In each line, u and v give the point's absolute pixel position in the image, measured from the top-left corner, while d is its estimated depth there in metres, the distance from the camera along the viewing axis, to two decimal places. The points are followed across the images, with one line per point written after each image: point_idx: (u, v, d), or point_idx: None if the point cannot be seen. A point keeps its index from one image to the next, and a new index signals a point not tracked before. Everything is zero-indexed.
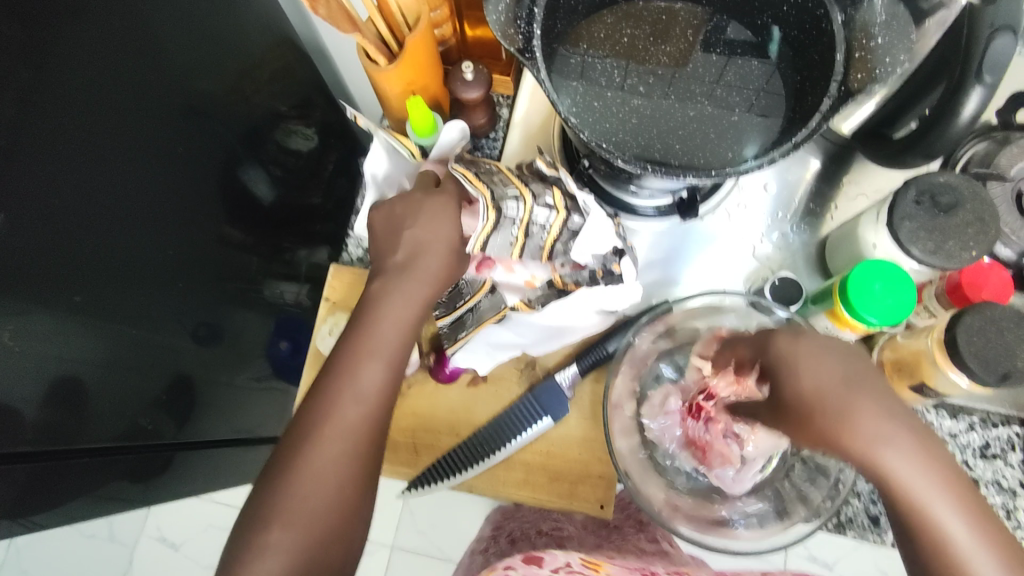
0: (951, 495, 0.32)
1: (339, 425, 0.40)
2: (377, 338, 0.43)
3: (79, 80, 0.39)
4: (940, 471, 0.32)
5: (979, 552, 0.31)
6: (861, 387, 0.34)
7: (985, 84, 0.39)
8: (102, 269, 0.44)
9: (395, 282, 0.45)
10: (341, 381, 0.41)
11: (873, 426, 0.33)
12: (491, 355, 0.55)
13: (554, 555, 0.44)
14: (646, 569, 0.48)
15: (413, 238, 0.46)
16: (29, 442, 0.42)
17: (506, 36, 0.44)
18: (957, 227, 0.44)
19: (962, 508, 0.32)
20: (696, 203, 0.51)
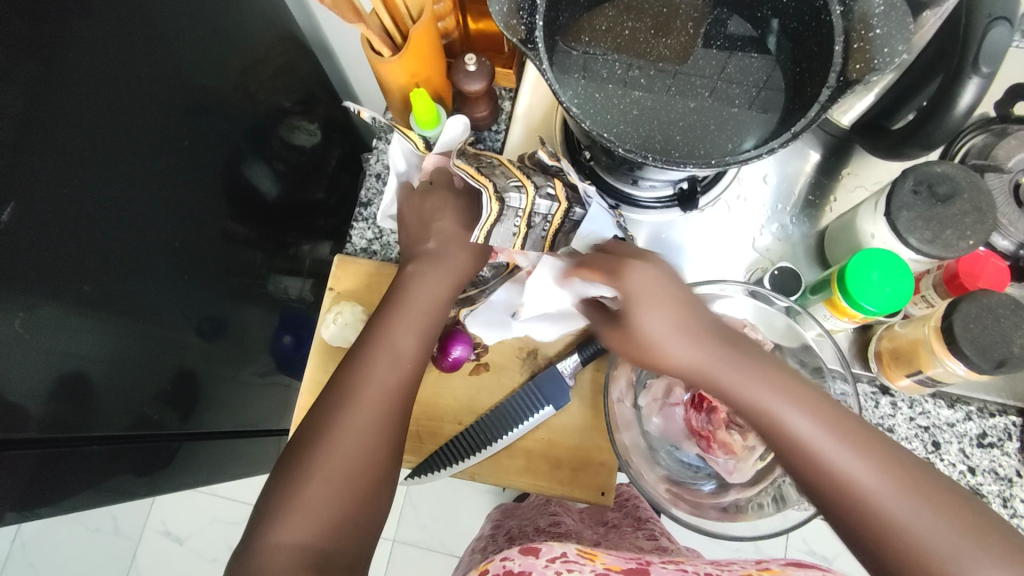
0: (793, 399, 0.35)
1: (377, 386, 0.44)
2: (407, 316, 0.48)
3: (85, 74, 0.40)
4: (768, 377, 0.36)
5: (827, 445, 0.33)
6: (687, 312, 0.38)
7: (982, 75, 0.40)
8: (109, 259, 0.45)
9: (428, 266, 0.51)
10: (377, 349, 0.45)
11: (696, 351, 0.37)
12: (499, 330, 0.56)
13: (552, 545, 0.43)
14: (642, 558, 0.46)
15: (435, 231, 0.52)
16: (35, 429, 0.42)
17: (509, 27, 0.45)
18: (954, 216, 0.45)
19: (805, 408, 0.35)
20: (696, 194, 0.52)
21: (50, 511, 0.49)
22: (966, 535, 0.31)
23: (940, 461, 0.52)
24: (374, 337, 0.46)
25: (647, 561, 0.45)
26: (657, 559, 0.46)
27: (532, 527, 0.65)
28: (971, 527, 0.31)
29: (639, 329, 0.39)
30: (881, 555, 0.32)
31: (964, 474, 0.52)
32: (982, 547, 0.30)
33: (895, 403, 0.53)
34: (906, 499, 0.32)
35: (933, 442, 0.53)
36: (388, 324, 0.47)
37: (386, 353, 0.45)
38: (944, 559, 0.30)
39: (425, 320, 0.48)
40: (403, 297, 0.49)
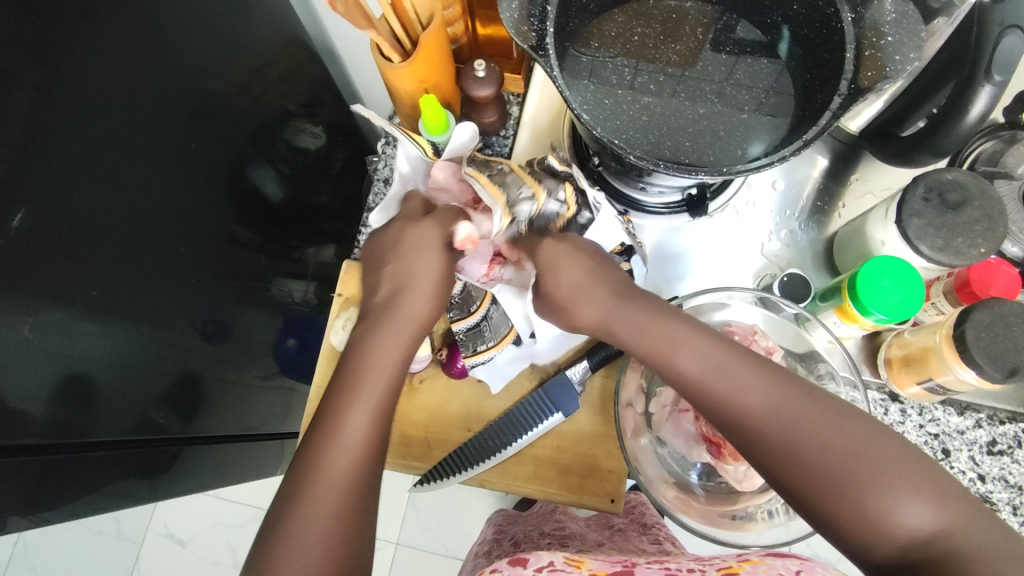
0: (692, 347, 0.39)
1: (327, 476, 0.37)
2: (366, 382, 0.40)
3: (92, 77, 0.40)
4: (657, 324, 0.41)
5: (717, 385, 0.37)
6: (594, 281, 0.45)
7: (995, 83, 0.39)
8: (117, 265, 0.45)
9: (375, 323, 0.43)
10: (330, 427, 0.38)
11: (598, 313, 0.44)
12: (503, 373, 0.56)
13: (540, 555, 0.41)
14: (628, 561, 0.43)
15: (392, 273, 0.45)
16: (39, 435, 0.42)
17: (519, 33, 0.45)
18: (964, 223, 0.44)
19: (700, 356, 0.39)
20: (706, 199, 0.52)
21: (53, 517, 0.49)
22: (848, 452, 0.33)
23: (951, 469, 0.52)
24: (327, 413, 0.39)
25: (632, 563, 0.42)
26: (642, 560, 0.43)
27: (538, 532, 0.65)
28: (858, 454, 0.32)
29: (559, 298, 0.46)
30: (787, 484, 0.34)
31: (974, 482, 0.52)
32: (875, 470, 0.32)
33: (905, 411, 0.53)
34: (789, 427, 0.34)
35: (943, 449, 0.53)
36: (343, 393, 0.40)
37: (338, 435, 0.38)
38: (833, 480, 0.32)
39: (387, 382, 0.41)
40: (359, 359, 0.41)
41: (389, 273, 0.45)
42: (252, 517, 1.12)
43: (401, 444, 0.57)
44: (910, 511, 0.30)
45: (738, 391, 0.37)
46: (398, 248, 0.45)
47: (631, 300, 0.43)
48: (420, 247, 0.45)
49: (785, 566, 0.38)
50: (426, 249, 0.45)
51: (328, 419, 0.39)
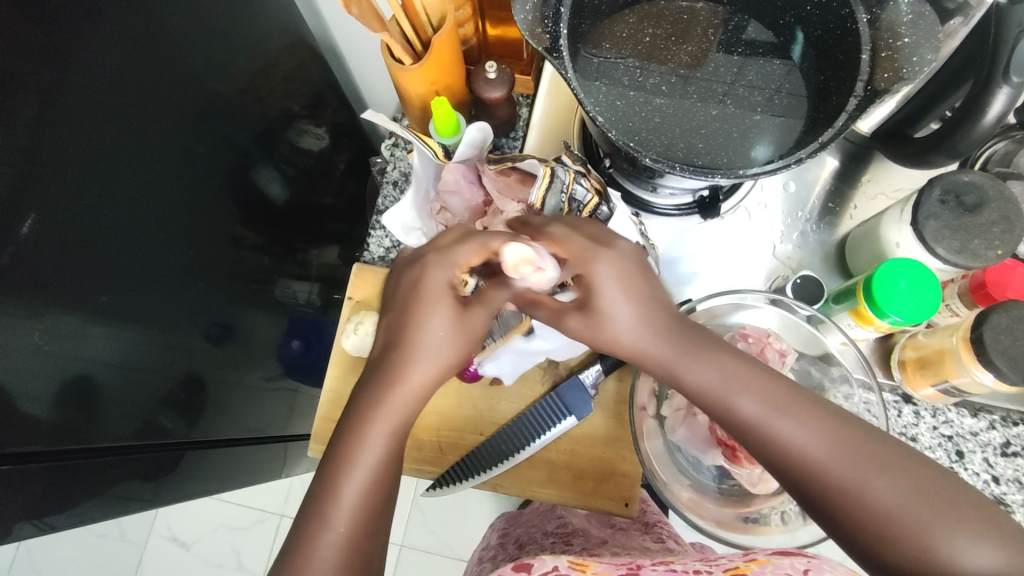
0: (746, 385, 0.38)
1: (318, 550, 0.37)
2: (361, 449, 0.39)
3: (97, 80, 0.39)
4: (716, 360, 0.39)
5: (782, 426, 0.36)
6: (649, 306, 0.42)
7: (1012, 85, 0.39)
8: (124, 270, 0.45)
9: (370, 376, 0.43)
10: (324, 496, 0.38)
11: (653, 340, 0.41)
12: (517, 365, 0.55)
13: (544, 559, 0.40)
14: (633, 563, 0.42)
15: (396, 331, 0.43)
16: (48, 441, 0.42)
17: (533, 35, 0.44)
18: (982, 226, 0.44)
19: (764, 398, 0.37)
20: (718, 202, 0.52)
21: (60, 523, 0.48)
22: (922, 503, 0.32)
23: (965, 471, 0.52)
24: (322, 480, 0.39)
25: (638, 565, 0.41)
26: (648, 561, 0.42)
27: (542, 532, 0.64)
28: (929, 499, 0.32)
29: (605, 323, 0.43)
30: (849, 528, 0.34)
31: (988, 484, 0.52)
32: (941, 518, 0.32)
33: (918, 413, 0.53)
34: (862, 474, 0.33)
35: (957, 451, 0.53)
36: (338, 460, 0.39)
37: (337, 497, 0.38)
38: (903, 526, 0.32)
39: (382, 450, 0.40)
40: (358, 421, 0.41)
41: (393, 327, 0.44)
42: (255, 519, 1.12)
43: (413, 448, 0.57)
44: (978, 555, 0.30)
45: (799, 431, 0.36)
46: (402, 305, 0.44)
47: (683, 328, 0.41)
48: (426, 304, 0.43)
49: (791, 566, 0.37)
50: (433, 306, 0.43)
51: (323, 485, 0.39)
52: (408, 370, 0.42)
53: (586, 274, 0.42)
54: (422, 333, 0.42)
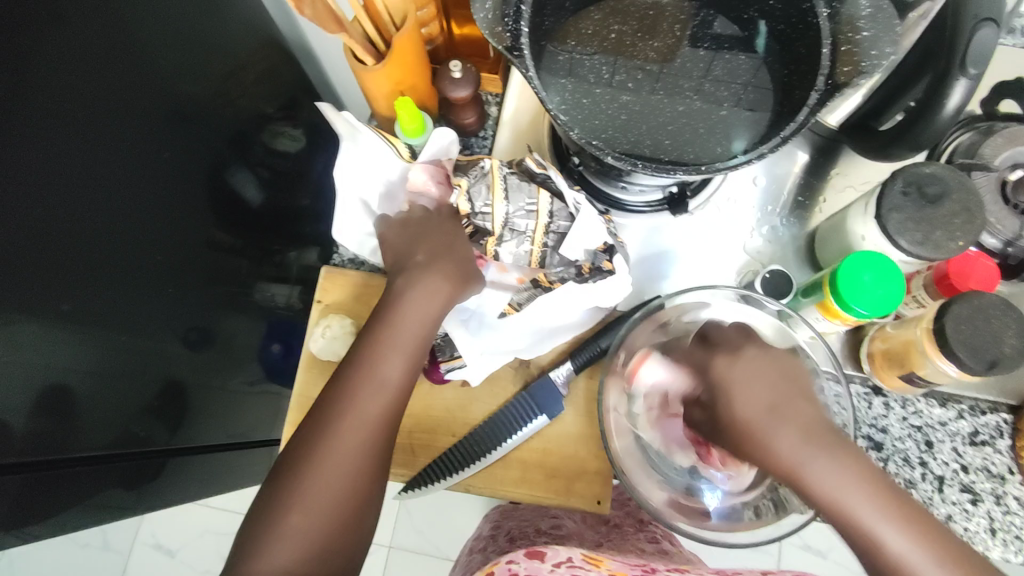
0: (881, 508, 0.36)
1: (360, 418, 0.42)
2: (394, 338, 0.45)
3: (62, 86, 0.39)
4: (851, 473, 0.36)
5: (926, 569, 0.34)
6: (799, 411, 0.39)
7: (969, 77, 0.40)
8: (95, 277, 0.44)
9: (412, 281, 0.48)
10: (359, 378, 0.43)
11: (797, 448, 0.38)
12: (483, 367, 0.55)
13: (557, 548, 0.42)
14: (647, 565, 0.45)
15: (429, 247, 0.50)
16: (25, 452, 0.41)
17: (494, 34, 0.44)
18: (944, 217, 0.45)
19: (904, 528, 0.35)
20: (686, 198, 0.53)
21: (36, 533, 0.48)
22: None
23: (934, 461, 0.53)
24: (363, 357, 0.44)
25: (652, 569, 0.44)
26: (662, 567, 0.46)
27: (534, 528, 0.61)
28: None
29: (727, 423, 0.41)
30: None
31: (958, 473, 0.53)
32: None
33: (888, 404, 0.54)
34: None
35: (927, 441, 0.54)
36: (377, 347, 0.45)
37: (368, 384, 0.43)
38: None
39: (413, 340, 0.46)
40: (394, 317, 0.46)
41: (429, 250, 0.49)
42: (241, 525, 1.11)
43: None
44: None
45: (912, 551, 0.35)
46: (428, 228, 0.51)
47: (823, 432, 0.38)
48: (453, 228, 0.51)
49: None
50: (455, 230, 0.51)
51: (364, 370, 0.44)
52: (439, 276, 0.48)
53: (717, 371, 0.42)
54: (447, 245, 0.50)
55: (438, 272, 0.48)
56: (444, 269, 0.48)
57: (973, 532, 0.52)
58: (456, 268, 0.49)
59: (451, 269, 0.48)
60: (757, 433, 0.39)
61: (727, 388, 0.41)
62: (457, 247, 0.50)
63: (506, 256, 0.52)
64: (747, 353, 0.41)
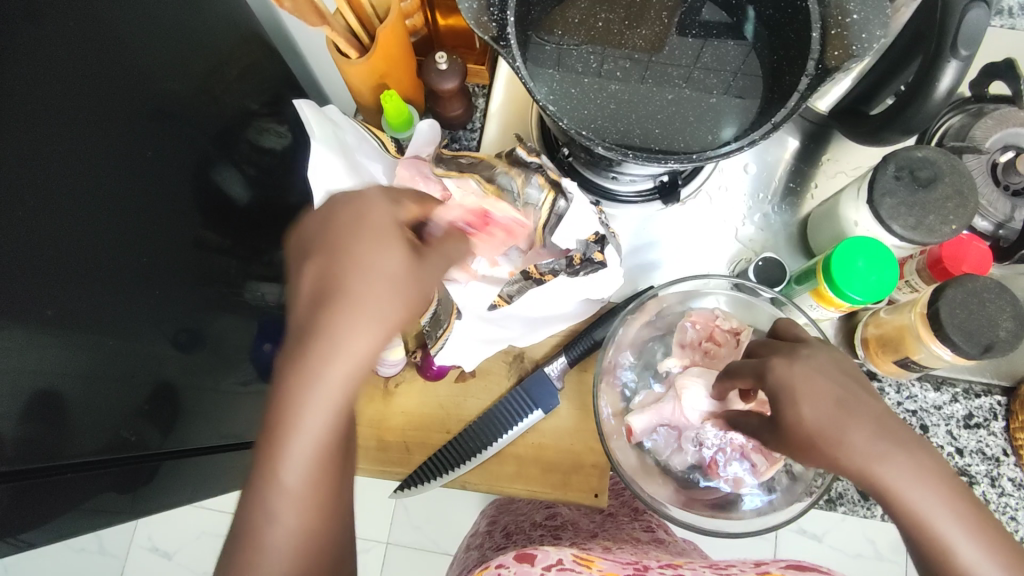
0: (954, 511, 0.31)
1: (265, 555, 0.32)
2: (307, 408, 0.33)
3: (38, 85, 0.38)
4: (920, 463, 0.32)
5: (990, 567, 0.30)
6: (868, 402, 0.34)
7: (960, 58, 0.39)
8: (81, 282, 0.43)
9: (320, 328, 0.34)
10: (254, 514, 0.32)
11: (870, 446, 0.32)
12: (476, 351, 0.54)
13: (547, 551, 0.41)
14: (638, 563, 0.44)
15: (336, 264, 0.35)
16: (20, 460, 0.41)
17: (479, 24, 0.44)
18: (937, 201, 0.45)
19: (979, 540, 0.31)
20: (678, 186, 0.52)
21: (31, 540, 0.47)
22: None
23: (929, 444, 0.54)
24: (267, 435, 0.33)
25: (644, 566, 0.43)
26: (654, 563, 0.45)
27: (529, 521, 0.61)
28: None
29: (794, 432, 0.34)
30: None
31: (953, 456, 0.53)
32: None
33: (883, 388, 0.55)
34: None
35: (921, 425, 0.54)
36: (273, 438, 0.33)
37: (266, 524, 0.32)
38: None
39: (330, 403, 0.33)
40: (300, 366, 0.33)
41: (332, 265, 0.35)
42: None
43: (380, 450, 0.56)
44: None
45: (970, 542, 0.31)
46: (332, 244, 0.35)
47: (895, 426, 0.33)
48: (372, 243, 0.35)
49: None
50: (370, 241, 0.35)
51: (260, 498, 0.32)
52: (357, 307, 0.34)
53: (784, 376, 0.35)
54: (355, 282, 0.34)
55: (349, 327, 0.34)
56: (355, 316, 0.34)
57: None
58: (385, 296, 0.35)
59: (366, 318, 0.34)
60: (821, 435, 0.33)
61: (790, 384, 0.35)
62: (385, 269, 0.35)
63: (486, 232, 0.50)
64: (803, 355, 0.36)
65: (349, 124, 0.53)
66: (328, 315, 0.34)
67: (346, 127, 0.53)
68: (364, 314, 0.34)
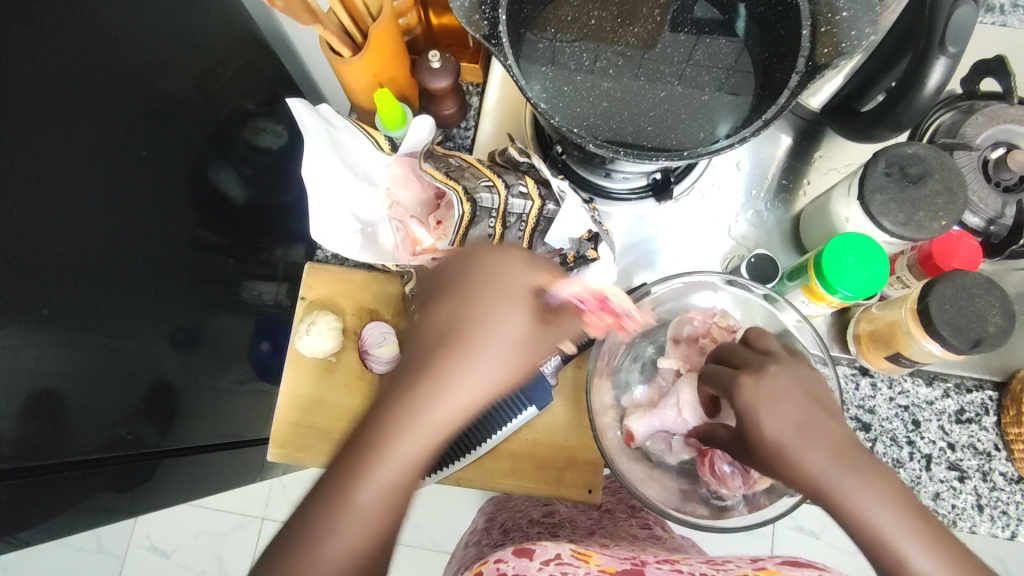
0: (913, 528, 0.32)
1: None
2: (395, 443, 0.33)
3: (33, 84, 0.38)
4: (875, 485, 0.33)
5: None
6: (825, 424, 0.35)
7: (948, 54, 0.39)
8: (77, 281, 0.43)
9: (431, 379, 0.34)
10: (308, 538, 0.31)
11: (828, 466, 0.34)
12: None
13: (545, 546, 0.40)
14: (636, 557, 0.43)
15: (461, 320, 0.36)
16: (18, 458, 0.41)
17: (470, 23, 0.44)
18: (927, 197, 0.45)
19: (941, 557, 0.31)
20: (670, 184, 0.52)
21: (30, 538, 0.47)
22: None
23: (921, 440, 0.54)
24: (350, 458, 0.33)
25: (642, 561, 0.42)
26: (651, 558, 0.43)
27: (526, 518, 0.61)
28: None
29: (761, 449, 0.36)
30: None
31: (944, 451, 0.54)
32: None
33: (874, 384, 0.55)
34: None
35: (913, 420, 0.54)
36: (354, 460, 0.33)
37: (315, 550, 0.31)
38: None
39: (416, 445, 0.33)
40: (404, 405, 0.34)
41: (454, 318, 0.36)
42: (236, 524, 1.11)
43: None
44: None
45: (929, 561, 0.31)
46: (467, 292, 0.36)
47: (852, 450, 0.34)
48: (500, 303, 0.36)
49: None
50: (505, 299, 0.36)
51: (322, 522, 0.32)
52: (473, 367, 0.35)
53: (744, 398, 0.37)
54: (480, 334, 0.35)
55: (463, 378, 0.34)
56: (473, 370, 0.35)
57: (960, 508, 0.53)
58: (499, 360, 0.35)
59: (481, 374, 0.35)
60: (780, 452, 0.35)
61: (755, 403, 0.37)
62: (504, 335, 0.36)
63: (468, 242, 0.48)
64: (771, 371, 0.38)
65: (341, 123, 0.53)
66: (450, 362, 0.35)
67: (337, 126, 0.53)
68: (479, 373, 0.35)
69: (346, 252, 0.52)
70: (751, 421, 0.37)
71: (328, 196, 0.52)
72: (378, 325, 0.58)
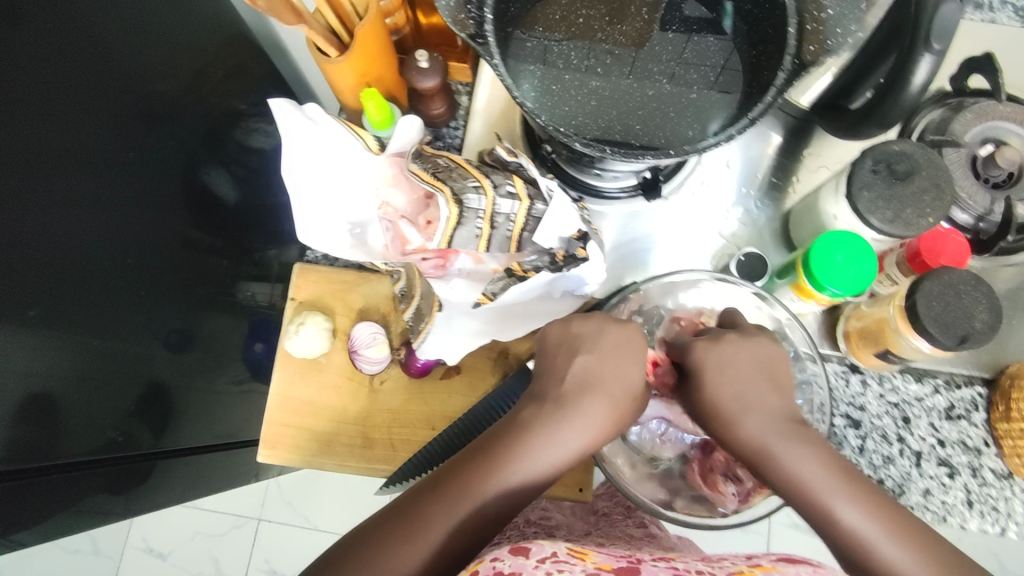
0: (844, 487, 0.36)
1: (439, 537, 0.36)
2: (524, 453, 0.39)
3: (22, 86, 0.37)
4: (809, 448, 0.38)
5: (870, 529, 0.35)
6: (765, 399, 0.41)
7: (934, 52, 0.39)
8: (69, 283, 0.43)
9: (554, 413, 0.41)
10: (428, 517, 0.36)
11: (761, 431, 0.39)
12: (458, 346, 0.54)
13: (541, 543, 0.37)
14: (632, 555, 0.41)
15: (595, 366, 0.43)
16: (9, 462, 0.41)
17: (457, 22, 0.44)
18: (914, 194, 0.45)
19: (870, 512, 0.35)
20: (660, 182, 0.52)
21: (22, 540, 0.47)
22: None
23: (911, 436, 0.54)
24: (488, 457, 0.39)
25: (638, 558, 0.40)
26: (648, 556, 0.41)
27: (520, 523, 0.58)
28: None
29: (711, 414, 0.42)
30: None
31: (935, 447, 0.54)
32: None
33: (865, 381, 0.55)
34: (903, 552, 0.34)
35: (903, 417, 0.54)
36: (494, 457, 0.39)
37: (438, 515, 0.36)
38: None
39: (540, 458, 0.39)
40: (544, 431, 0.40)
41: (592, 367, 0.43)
42: (231, 525, 1.11)
43: (365, 447, 0.57)
44: None
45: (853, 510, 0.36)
46: (602, 347, 0.43)
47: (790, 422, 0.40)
48: (629, 360, 0.43)
49: None
50: (632, 357, 0.43)
51: (451, 494, 0.37)
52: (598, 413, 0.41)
53: (697, 360, 0.43)
54: (611, 379, 0.42)
55: (594, 417, 0.41)
56: (602, 411, 0.42)
57: (951, 504, 0.53)
58: (619, 405, 0.42)
59: (605, 418, 0.41)
60: (726, 414, 0.41)
61: (702, 368, 0.42)
62: (624, 385, 0.42)
63: (458, 244, 0.49)
64: (728, 342, 0.43)
65: (320, 120, 0.52)
66: (586, 401, 0.42)
67: (316, 124, 0.52)
68: (604, 412, 0.42)
69: (335, 251, 0.52)
70: (699, 383, 0.42)
71: (315, 195, 0.53)
72: (367, 325, 0.57)
